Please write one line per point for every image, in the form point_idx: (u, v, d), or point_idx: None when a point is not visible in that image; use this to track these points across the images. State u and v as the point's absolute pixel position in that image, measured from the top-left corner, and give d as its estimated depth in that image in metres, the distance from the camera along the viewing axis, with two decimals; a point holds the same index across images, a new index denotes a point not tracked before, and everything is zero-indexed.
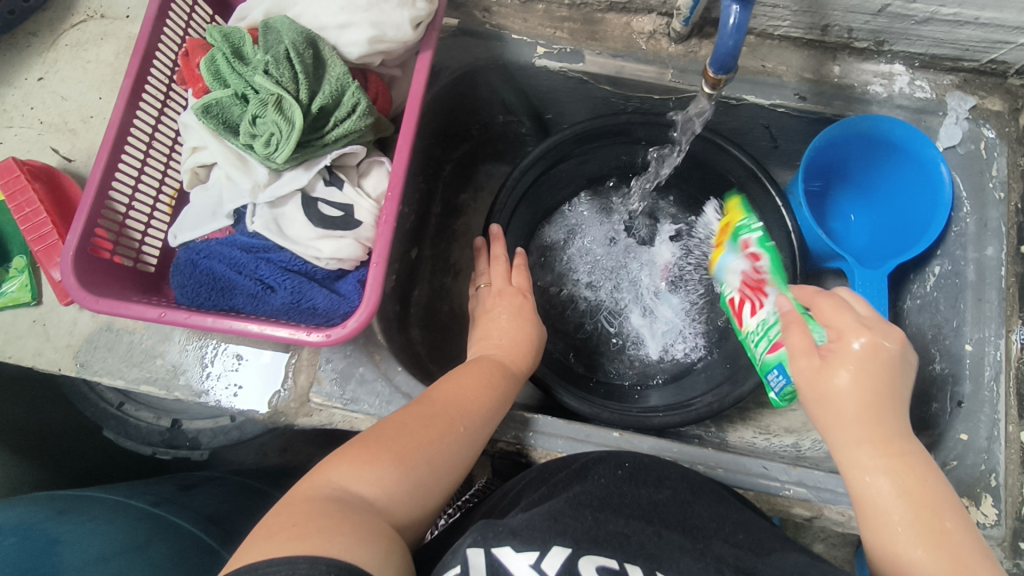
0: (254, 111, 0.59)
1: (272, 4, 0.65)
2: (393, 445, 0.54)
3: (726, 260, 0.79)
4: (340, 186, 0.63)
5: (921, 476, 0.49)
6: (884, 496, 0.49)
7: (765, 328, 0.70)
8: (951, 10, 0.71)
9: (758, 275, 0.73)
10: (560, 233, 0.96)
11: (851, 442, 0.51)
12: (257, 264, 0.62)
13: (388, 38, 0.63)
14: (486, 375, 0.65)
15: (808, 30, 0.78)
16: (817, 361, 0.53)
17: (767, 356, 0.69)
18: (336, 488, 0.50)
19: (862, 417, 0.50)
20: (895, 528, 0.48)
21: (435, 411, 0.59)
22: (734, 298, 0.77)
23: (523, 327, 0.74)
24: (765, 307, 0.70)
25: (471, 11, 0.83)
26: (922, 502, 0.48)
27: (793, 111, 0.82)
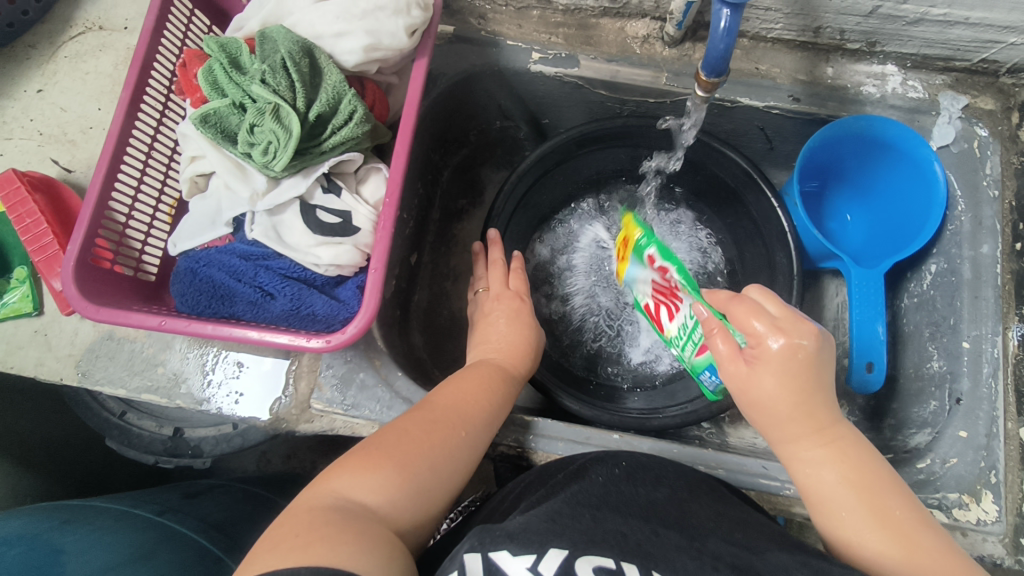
0: (251, 120, 0.59)
1: (269, 14, 0.66)
2: (393, 453, 0.54)
3: (632, 274, 0.80)
4: (338, 194, 0.63)
5: (856, 458, 0.53)
6: (827, 485, 0.53)
7: (688, 334, 0.68)
8: (941, 11, 0.71)
9: (665, 282, 0.69)
10: (558, 238, 0.96)
11: (790, 438, 0.55)
12: (256, 272, 0.62)
13: (383, 46, 0.64)
14: (486, 380, 0.66)
15: (801, 32, 0.79)
16: (742, 367, 0.55)
17: (696, 359, 0.69)
18: (339, 496, 0.50)
19: (796, 415, 0.54)
20: (841, 513, 0.52)
21: (435, 415, 0.59)
22: (648, 303, 0.78)
23: (523, 331, 0.75)
24: (682, 313, 0.68)
25: (466, 18, 0.83)
26: (860, 484, 0.52)
27: (787, 112, 0.82)
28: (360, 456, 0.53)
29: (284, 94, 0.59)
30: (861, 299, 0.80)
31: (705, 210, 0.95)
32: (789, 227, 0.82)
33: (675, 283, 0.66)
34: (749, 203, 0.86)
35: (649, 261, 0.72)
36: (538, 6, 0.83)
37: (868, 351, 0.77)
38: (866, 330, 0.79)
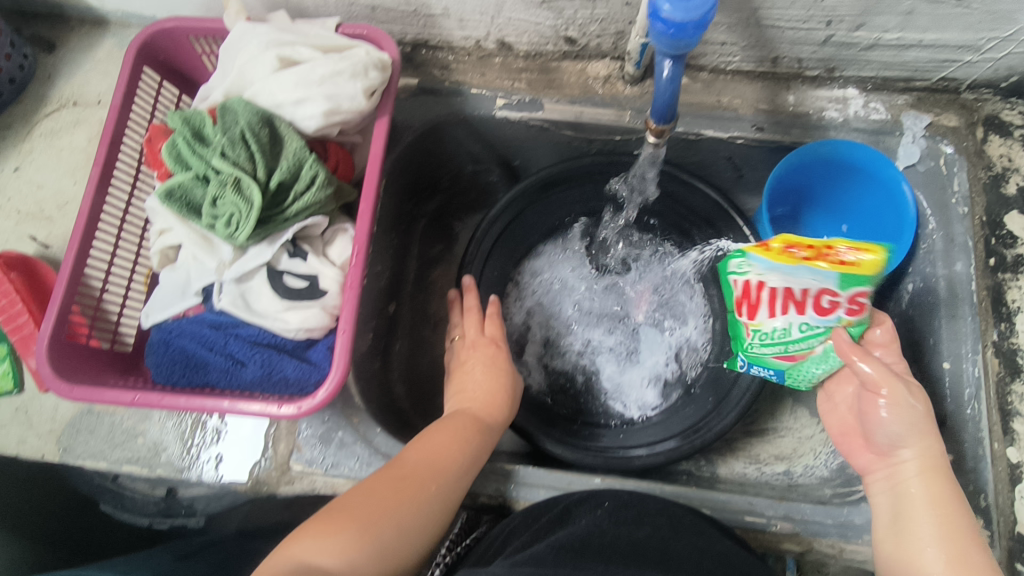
0: (213, 193, 0.60)
1: (230, 85, 0.67)
2: (362, 515, 0.54)
3: (774, 269, 0.67)
4: (303, 257, 0.64)
5: (949, 493, 0.62)
6: (918, 498, 0.62)
7: (781, 339, 0.71)
8: (895, 35, 0.72)
9: (821, 302, 0.67)
10: (535, 277, 0.96)
11: (905, 460, 0.64)
12: (226, 340, 0.62)
13: (343, 109, 0.65)
14: (460, 430, 0.66)
15: (759, 63, 0.80)
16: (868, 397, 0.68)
17: (770, 358, 0.74)
18: (303, 559, 0.50)
19: (916, 440, 0.64)
20: (921, 525, 0.60)
21: (409, 473, 0.59)
22: (757, 283, 0.70)
23: (494, 376, 0.75)
24: (790, 321, 0.70)
25: (430, 71, 0.85)
26: (943, 509, 0.61)
27: (752, 142, 0.83)
28: (344, 517, 0.53)
29: (244, 165, 0.60)
30: None
31: (682, 242, 0.93)
32: None
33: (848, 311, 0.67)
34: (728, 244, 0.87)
35: (851, 293, 0.65)
36: (499, 54, 0.85)
37: None
38: None
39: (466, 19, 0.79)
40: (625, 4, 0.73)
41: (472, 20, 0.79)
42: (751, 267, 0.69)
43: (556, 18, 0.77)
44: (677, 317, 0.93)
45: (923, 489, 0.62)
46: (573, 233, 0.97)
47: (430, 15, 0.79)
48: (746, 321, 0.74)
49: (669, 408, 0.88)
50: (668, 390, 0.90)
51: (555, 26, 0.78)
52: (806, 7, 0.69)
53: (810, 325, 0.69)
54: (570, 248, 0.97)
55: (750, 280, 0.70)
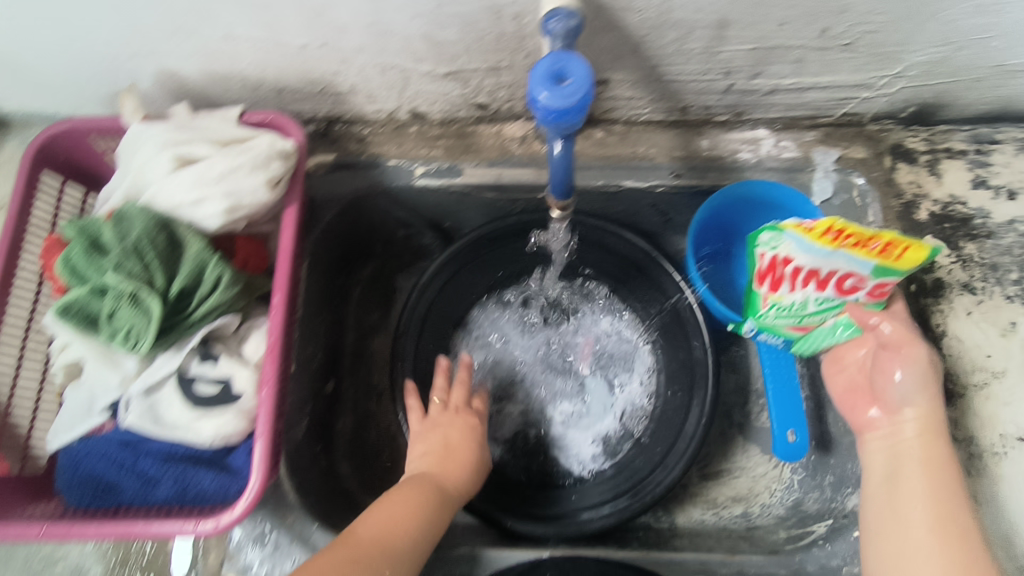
0: (109, 308, 0.57)
1: (129, 187, 0.65)
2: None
3: (808, 257, 0.64)
4: (214, 360, 0.62)
5: (942, 458, 0.65)
6: (912, 455, 0.66)
7: (794, 313, 0.73)
8: (791, 80, 0.74)
9: (844, 284, 0.67)
10: (475, 337, 0.94)
11: (909, 419, 0.68)
12: (136, 458, 0.60)
13: (245, 204, 0.63)
14: (416, 501, 0.66)
15: (669, 113, 0.81)
16: (884, 358, 0.70)
17: (790, 330, 0.76)
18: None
19: (931, 403, 0.67)
20: (912, 479, 0.65)
21: (363, 547, 0.59)
22: (785, 259, 0.67)
23: (462, 442, 0.75)
24: (805, 299, 0.70)
25: (346, 145, 0.84)
26: (931, 468, 0.65)
27: (671, 189, 0.84)
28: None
29: (140, 277, 0.58)
30: (772, 366, 0.80)
31: (621, 288, 0.93)
32: (693, 298, 0.84)
33: (861, 290, 0.67)
34: (672, 301, 0.86)
35: (876, 283, 0.65)
36: (414, 123, 0.84)
37: (787, 418, 0.78)
38: (781, 397, 0.79)
39: (374, 94, 0.78)
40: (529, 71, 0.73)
41: (381, 95, 0.79)
42: (780, 244, 0.66)
43: (463, 88, 0.77)
44: (621, 364, 0.93)
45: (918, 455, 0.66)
46: (511, 288, 0.95)
47: (338, 93, 0.79)
48: (763, 295, 0.74)
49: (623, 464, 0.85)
50: (615, 444, 0.88)
51: (464, 94, 0.78)
52: (703, 62, 0.71)
53: (821, 302, 0.70)
54: (511, 304, 0.95)
55: (774, 256, 0.68)
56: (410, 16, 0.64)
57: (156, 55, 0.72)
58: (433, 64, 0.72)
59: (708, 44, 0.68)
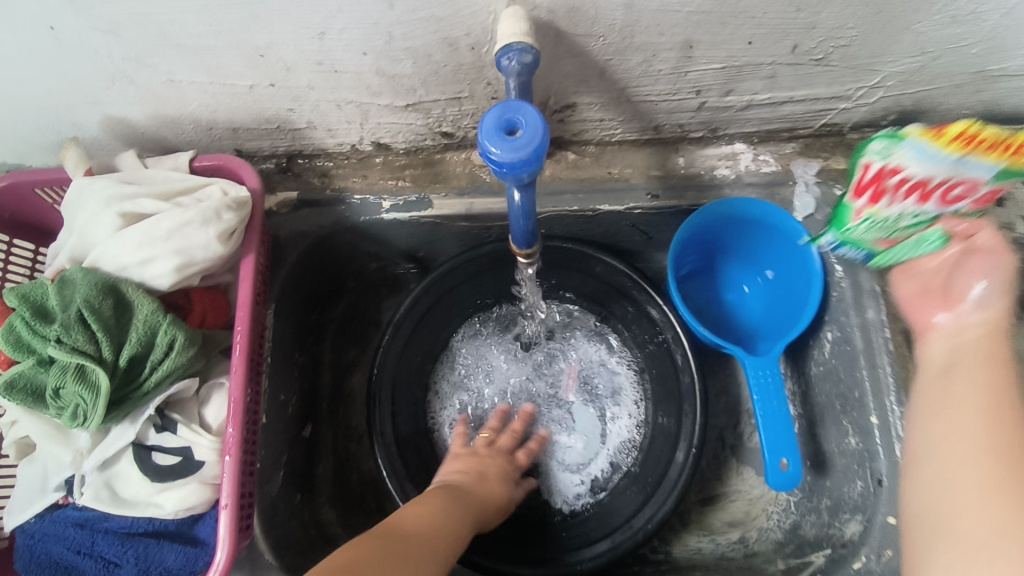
0: (55, 383, 0.54)
1: (74, 248, 0.62)
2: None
3: (923, 166, 0.58)
4: (174, 429, 0.59)
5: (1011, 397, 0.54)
6: (973, 376, 0.56)
7: (881, 225, 0.65)
8: (765, 96, 0.71)
9: (948, 195, 0.61)
10: (456, 369, 0.91)
11: (977, 325, 0.58)
12: (94, 538, 0.57)
13: (197, 260, 0.60)
14: (449, 507, 0.67)
15: (642, 131, 0.78)
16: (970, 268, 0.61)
17: (870, 239, 0.68)
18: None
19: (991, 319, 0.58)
20: (976, 403, 0.54)
21: (396, 546, 0.58)
22: (895, 170, 0.60)
23: (501, 481, 0.77)
24: (905, 211, 0.62)
25: (308, 180, 0.81)
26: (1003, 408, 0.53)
27: (650, 210, 0.80)
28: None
29: (85, 347, 0.54)
30: (763, 392, 0.74)
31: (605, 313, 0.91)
32: (676, 321, 0.82)
33: (968, 200, 0.61)
34: (663, 333, 0.84)
35: (989, 189, 0.60)
36: (379, 154, 0.81)
37: (780, 446, 0.72)
38: (773, 424, 0.73)
39: (334, 128, 0.75)
40: (492, 98, 0.70)
41: (341, 128, 0.75)
42: (896, 147, 0.58)
43: (426, 118, 0.73)
44: (608, 390, 0.90)
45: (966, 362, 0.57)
46: (491, 318, 0.93)
47: (296, 129, 0.75)
48: (856, 206, 0.65)
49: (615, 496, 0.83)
50: (600, 474, 0.86)
51: (427, 124, 0.75)
52: (672, 82, 0.68)
53: (919, 219, 0.63)
54: (492, 333, 0.92)
55: (878, 165, 0.60)
56: (361, 52, 0.61)
57: (99, 103, 0.68)
58: (390, 98, 0.69)
59: (675, 65, 0.65)
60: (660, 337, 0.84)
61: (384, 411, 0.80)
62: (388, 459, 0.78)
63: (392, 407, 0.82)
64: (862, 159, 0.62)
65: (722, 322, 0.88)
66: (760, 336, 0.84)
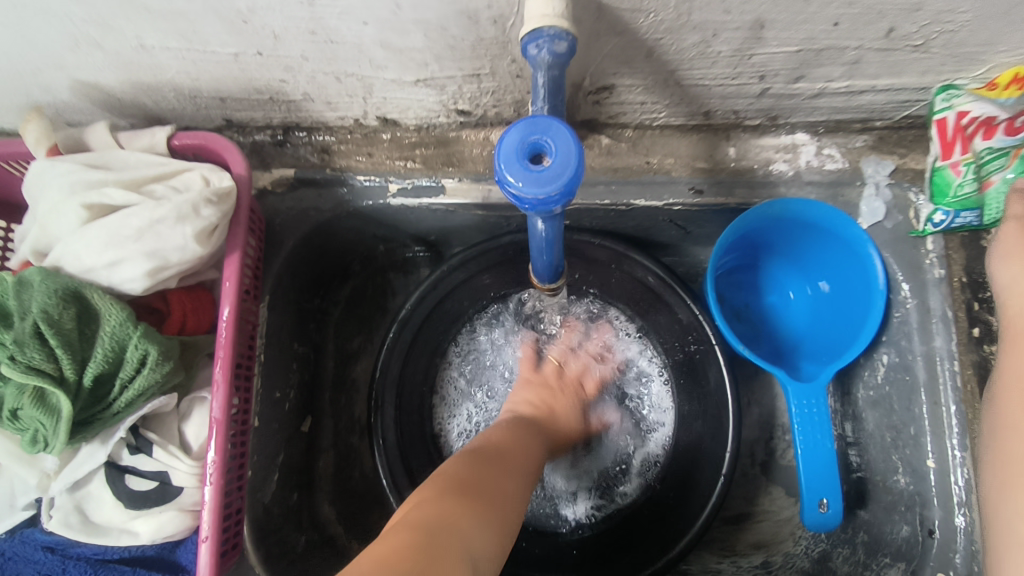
0: (12, 404, 0.49)
1: (37, 239, 0.55)
2: (480, 495, 0.54)
3: (994, 107, 0.57)
4: (149, 451, 0.53)
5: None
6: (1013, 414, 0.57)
7: (978, 172, 0.62)
8: (842, 84, 0.60)
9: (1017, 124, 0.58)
10: (465, 363, 0.82)
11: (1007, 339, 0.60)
12: (66, 565, 0.54)
13: (172, 263, 0.53)
14: (524, 432, 0.67)
15: (690, 116, 0.67)
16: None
17: (977, 196, 0.63)
18: (445, 518, 0.49)
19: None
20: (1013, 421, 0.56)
21: (506, 464, 0.60)
22: (961, 117, 0.60)
23: (573, 409, 0.76)
24: (993, 149, 0.60)
25: (306, 156, 0.72)
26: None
27: (691, 207, 0.70)
28: (457, 494, 0.52)
29: (44, 366, 0.49)
30: (805, 422, 0.67)
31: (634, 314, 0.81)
32: (710, 333, 0.74)
33: None
34: (692, 343, 0.76)
35: None
36: (386, 129, 0.71)
37: (818, 484, 0.66)
38: (814, 458, 0.66)
39: (334, 101, 0.65)
40: (516, 77, 0.60)
41: (342, 101, 0.65)
42: (953, 103, 0.60)
43: (440, 94, 0.64)
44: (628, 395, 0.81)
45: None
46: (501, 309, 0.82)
47: (291, 101, 0.66)
48: (942, 162, 0.63)
49: (642, 513, 0.76)
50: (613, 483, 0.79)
51: (441, 100, 0.65)
52: (732, 65, 0.57)
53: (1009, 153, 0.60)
54: (506, 323, 0.83)
55: (947, 121, 0.61)
56: (361, 21, 0.52)
57: (64, 67, 0.59)
58: (397, 72, 0.60)
59: (739, 47, 0.54)
60: (692, 348, 0.76)
61: (387, 419, 0.74)
62: (388, 464, 0.73)
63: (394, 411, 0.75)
64: (934, 117, 0.62)
65: (761, 328, 0.80)
66: (802, 351, 0.76)
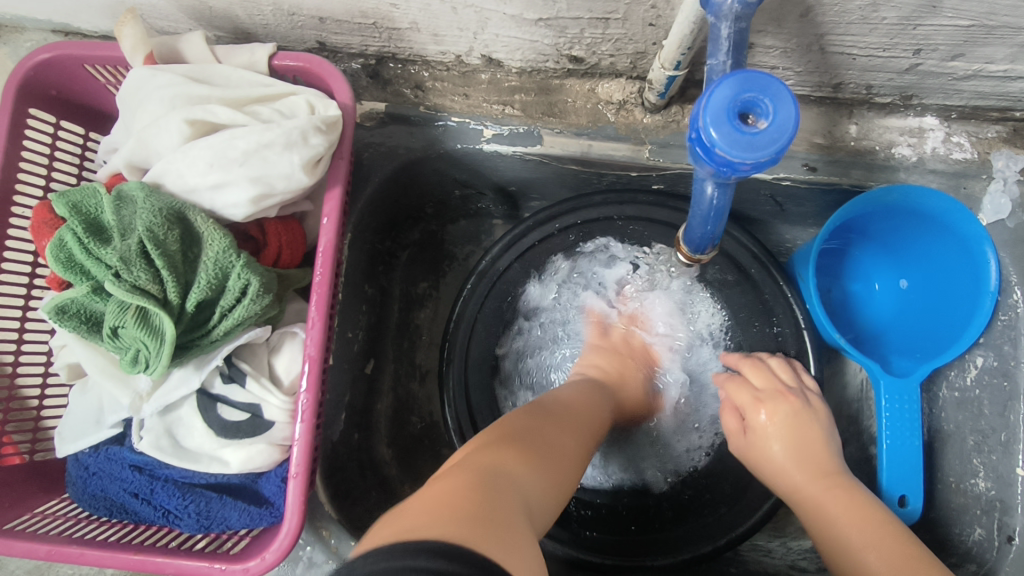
0: (111, 322, 0.48)
1: (131, 153, 0.52)
2: (529, 446, 0.48)
3: None
4: (241, 382, 0.52)
5: (861, 508, 0.56)
6: (843, 535, 0.55)
7: None
8: (1000, 67, 0.56)
9: None
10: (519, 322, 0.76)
11: (795, 487, 0.60)
12: (154, 486, 0.53)
13: (276, 192, 0.50)
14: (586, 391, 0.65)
15: (817, 88, 0.62)
16: (752, 442, 0.64)
17: None
18: (490, 468, 0.43)
19: (793, 464, 0.61)
20: (845, 536, 0.55)
21: (556, 414, 0.57)
22: None
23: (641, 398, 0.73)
24: None
25: (398, 91, 0.68)
26: (882, 540, 0.53)
27: (801, 184, 0.65)
28: (500, 443, 0.47)
29: (149, 287, 0.47)
30: (894, 417, 0.66)
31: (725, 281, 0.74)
32: (801, 317, 0.71)
33: None
34: (775, 324, 0.72)
35: None
36: (487, 69, 0.67)
37: (901, 481, 0.65)
38: (899, 453, 0.66)
39: (441, 33, 0.61)
40: (649, 25, 0.56)
41: (449, 35, 0.61)
42: None
43: (557, 37, 0.59)
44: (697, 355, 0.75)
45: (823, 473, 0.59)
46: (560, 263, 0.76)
47: (395, 28, 0.61)
48: None
49: (696, 493, 0.72)
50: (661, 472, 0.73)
51: (557, 44, 0.61)
52: (890, 35, 0.53)
53: None
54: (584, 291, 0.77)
55: None
56: None
57: None
58: (520, 7, 0.55)
59: (908, 15, 0.50)
60: (774, 330, 0.72)
61: (456, 371, 0.74)
62: (457, 417, 0.73)
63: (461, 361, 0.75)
64: None
65: (842, 315, 0.76)
66: (884, 344, 0.73)
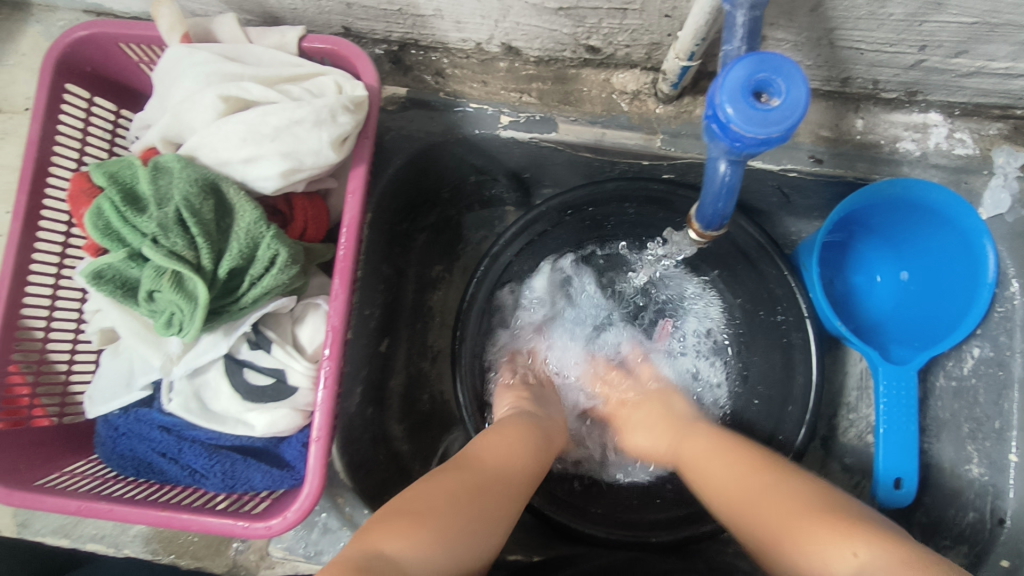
0: (148, 287, 0.50)
1: (166, 127, 0.55)
2: (434, 510, 0.47)
3: None
4: (267, 348, 0.54)
5: (710, 440, 0.63)
6: (701, 464, 0.60)
7: None
8: (1003, 64, 0.58)
9: None
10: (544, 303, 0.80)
11: (671, 446, 0.67)
12: (182, 446, 0.55)
13: (305, 167, 0.52)
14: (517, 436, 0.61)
15: (825, 82, 0.64)
16: (636, 423, 0.73)
17: None
18: (368, 548, 0.43)
19: (669, 430, 0.69)
20: (705, 461, 0.60)
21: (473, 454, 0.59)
22: None
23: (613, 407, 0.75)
24: None
25: (420, 77, 0.70)
26: (729, 455, 0.59)
27: (807, 175, 0.67)
28: (402, 517, 0.46)
29: (185, 254, 0.50)
30: (892, 402, 0.68)
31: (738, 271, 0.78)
32: (806, 306, 0.72)
33: None
34: (779, 313, 0.74)
35: None
36: (506, 58, 0.69)
37: (895, 464, 0.68)
38: (896, 438, 0.68)
39: (464, 21, 0.63)
40: (664, 16, 0.58)
41: (471, 22, 0.63)
42: None
43: (576, 26, 0.61)
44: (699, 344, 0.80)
45: (690, 438, 0.65)
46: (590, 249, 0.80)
47: (419, 15, 0.64)
48: None
49: None
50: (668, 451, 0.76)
51: (575, 33, 0.63)
52: (897, 30, 0.55)
53: None
54: (601, 305, 0.82)
55: None
56: None
57: None
58: None
59: (915, 11, 0.52)
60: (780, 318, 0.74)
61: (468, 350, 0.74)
62: (468, 394, 0.74)
63: (473, 341, 0.75)
64: None
65: (844, 307, 0.78)
66: (885, 334, 0.75)
